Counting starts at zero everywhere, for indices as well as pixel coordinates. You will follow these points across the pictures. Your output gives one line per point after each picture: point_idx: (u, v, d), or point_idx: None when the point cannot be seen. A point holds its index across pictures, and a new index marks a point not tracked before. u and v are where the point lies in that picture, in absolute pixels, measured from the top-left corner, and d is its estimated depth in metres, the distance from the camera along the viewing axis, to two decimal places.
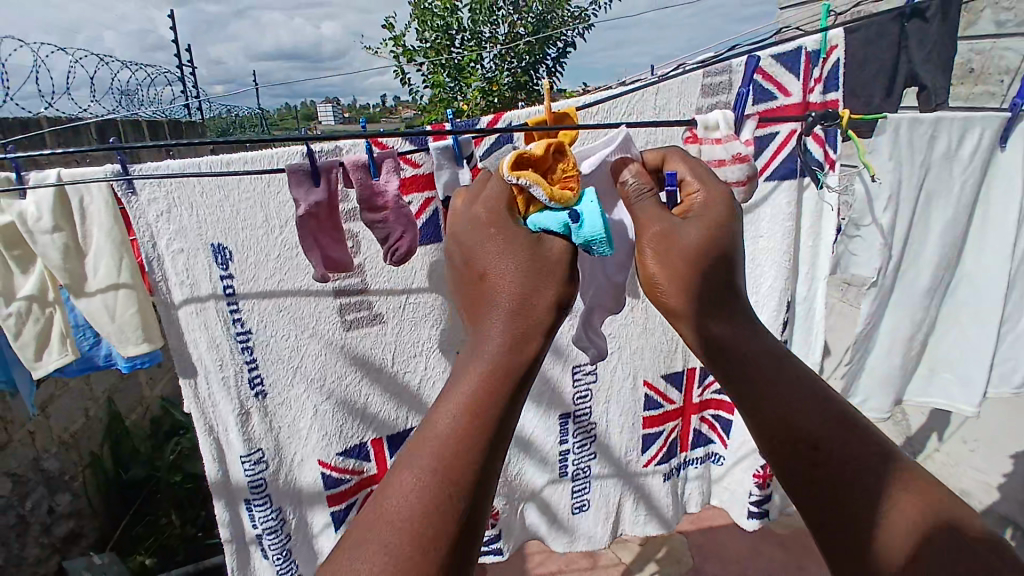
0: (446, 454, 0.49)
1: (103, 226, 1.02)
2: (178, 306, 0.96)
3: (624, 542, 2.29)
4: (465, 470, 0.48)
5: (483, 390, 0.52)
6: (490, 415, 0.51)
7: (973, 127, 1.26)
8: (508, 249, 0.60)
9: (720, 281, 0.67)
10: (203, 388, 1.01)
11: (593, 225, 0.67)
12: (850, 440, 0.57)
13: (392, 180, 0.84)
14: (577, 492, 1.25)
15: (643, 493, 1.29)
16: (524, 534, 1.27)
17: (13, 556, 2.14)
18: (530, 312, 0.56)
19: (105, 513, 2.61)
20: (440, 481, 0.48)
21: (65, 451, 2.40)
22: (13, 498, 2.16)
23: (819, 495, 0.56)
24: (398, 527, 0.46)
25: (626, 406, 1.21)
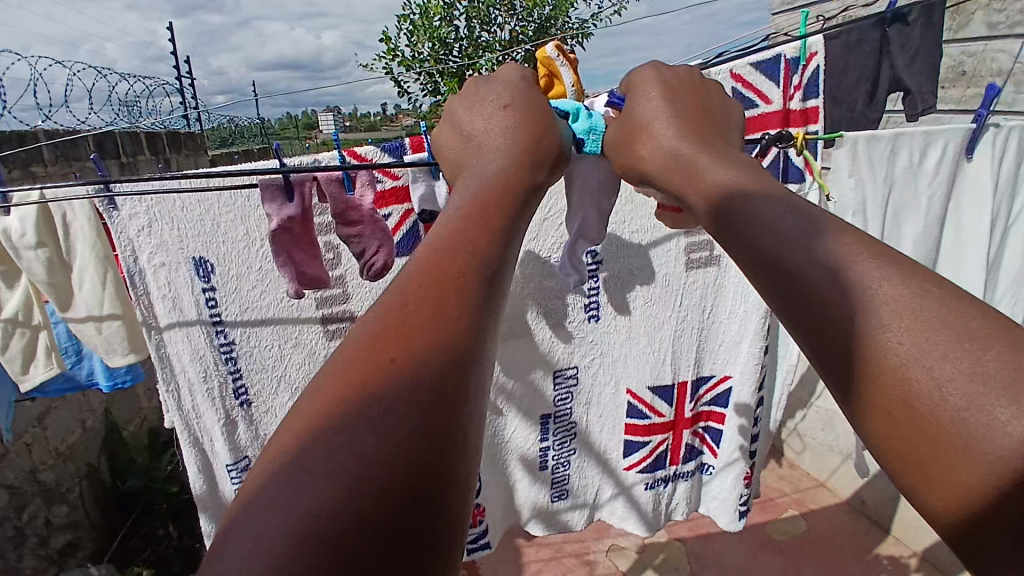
0: (446, 256, 0.44)
1: (86, 240, 1.02)
2: (163, 327, 0.97)
3: (621, 549, 2.27)
4: (479, 262, 0.44)
5: (487, 205, 0.49)
6: (500, 224, 0.48)
7: (936, 140, 1.27)
8: (519, 95, 0.65)
9: (684, 145, 0.64)
10: (187, 400, 1.01)
11: (596, 123, 0.78)
12: (864, 271, 0.43)
13: (367, 194, 0.86)
14: (555, 480, 1.25)
15: (624, 493, 1.28)
16: (504, 517, 1.26)
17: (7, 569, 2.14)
18: (536, 148, 0.59)
19: (102, 525, 2.60)
20: (445, 280, 0.42)
21: (62, 463, 2.39)
22: (9, 510, 2.15)
23: (812, 339, 0.43)
24: (395, 313, 0.41)
25: (608, 409, 1.21)
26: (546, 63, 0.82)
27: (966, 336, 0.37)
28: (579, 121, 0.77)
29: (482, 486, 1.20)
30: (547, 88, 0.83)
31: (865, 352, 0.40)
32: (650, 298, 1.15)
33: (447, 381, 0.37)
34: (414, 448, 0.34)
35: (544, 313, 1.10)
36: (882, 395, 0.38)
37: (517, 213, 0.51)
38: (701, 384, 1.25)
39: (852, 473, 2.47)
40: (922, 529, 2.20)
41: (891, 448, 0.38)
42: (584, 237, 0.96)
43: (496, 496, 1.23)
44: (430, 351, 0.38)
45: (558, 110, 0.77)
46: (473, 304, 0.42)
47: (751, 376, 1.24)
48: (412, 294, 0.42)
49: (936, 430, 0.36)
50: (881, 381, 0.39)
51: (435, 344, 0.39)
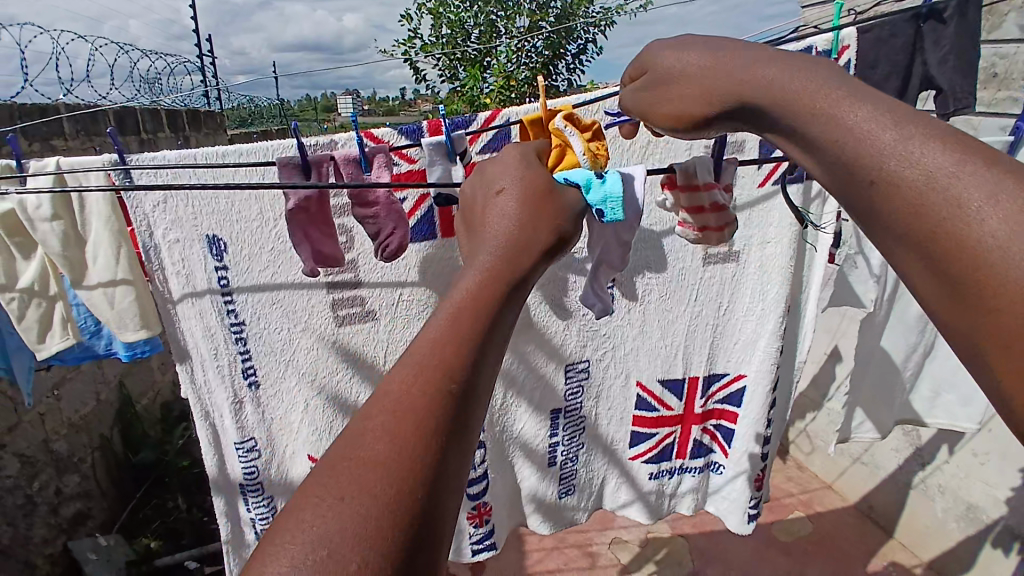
0: (424, 360, 0.46)
1: (101, 214, 1.02)
2: (176, 299, 0.96)
3: (624, 542, 2.26)
4: (481, 319, 0.49)
5: (473, 299, 0.50)
6: (483, 318, 0.49)
7: None
8: (520, 176, 0.63)
9: (732, 72, 0.61)
10: (199, 376, 1.01)
11: (611, 189, 0.71)
12: (983, 198, 0.41)
13: (383, 175, 0.83)
14: (564, 476, 1.24)
15: (628, 477, 1.27)
16: (511, 519, 1.26)
17: (18, 537, 2.11)
18: (532, 232, 0.58)
19: (113, 495, 2.63)
20: (422, 385, 0.44)
21: (74, 434, 2.43)
22: (22, 478, 2.16)
23: (942, 275, 0.43)
24: (406, 374, 0.45)
25: (617, 402, 1.20)
26: (557, 135, 0.77)
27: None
28: (592, 191, 0.71)
29: (488, 484, 1.20)
30: (559, 161, 0.76)
31: (984, 285, 0.40)
32: (665, 293, 1.13)
33: (418, 490, 0.40)
34: (383, 556, 0.37)
35: (546, 298, 1.07)
36: (1011, 326, 0.39)
37: (505, 302, 0.52)
38: (713, 381, 1.23)
39: (860, 477, 2.44)
40: (930, 536, 2.17)
41: (1006, 377, 0.40)
42: (606, 262, 0.92)
43: (504, 486, 1.22)
44: (402, 460, 0.40)
45: (568, 182, 0.70)
46: (447, 409, 0.44)
47: (766, 376, 1.21)
48: (390, 401, 0.44)
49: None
50: (1000, 317, 0.40)
51: (409, 451, 0.41)
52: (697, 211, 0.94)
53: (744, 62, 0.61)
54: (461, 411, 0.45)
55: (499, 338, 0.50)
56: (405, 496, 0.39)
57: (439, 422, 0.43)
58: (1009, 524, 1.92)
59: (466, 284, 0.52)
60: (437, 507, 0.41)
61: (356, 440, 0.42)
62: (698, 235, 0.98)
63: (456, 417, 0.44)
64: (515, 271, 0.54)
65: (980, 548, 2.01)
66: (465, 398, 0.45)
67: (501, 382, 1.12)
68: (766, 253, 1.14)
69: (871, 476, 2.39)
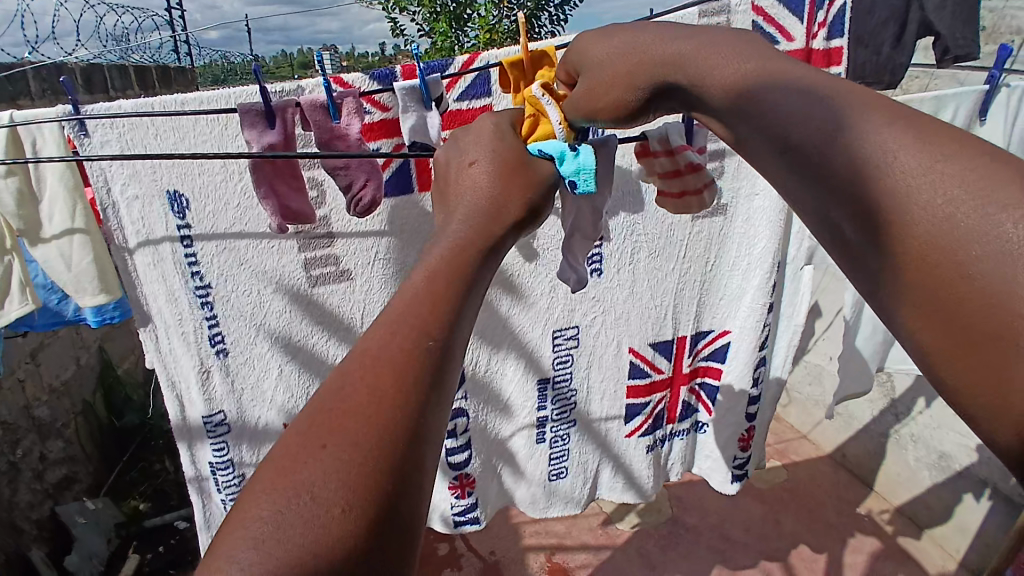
0: (396, 320, 0.42)
1: (56, 171, 0.96)
2: (133, 249, 0.91)
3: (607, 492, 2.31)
4: (452, 287, 0.45)
5: (447, 260, 0.47)
6: (458, 278, 0.46)
7: (946, 104, 1.22)
8: (492, 146, 0.60)
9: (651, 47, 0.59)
10: (164, 343, 0.98)
11: (585, 161, 0.67)
12: (894, 147, 0.40)
13: (354, 122, 0.78)
14: (555, 457, 1.24)
15: (622, 466, 1.28)
16: (501, 499, 1.27)
17: (3, 502, 2.07)
18: (504, 201, 0.55)
19: (99, 457, 2.60)
20: (397, 345, 0.41)
21: (56, 400, 2.38)
22: (4, 444, 2.10)
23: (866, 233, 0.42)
24: (364, 352, 0.41)
25: (609, 373, 1.19)
26: (532, 103, 0.69)
27: (1007, 198, 0.35)
28: (566, 163, 0.66)
29: (473, 454, 1.19)
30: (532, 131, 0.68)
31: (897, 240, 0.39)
32: (654, 251, 1.10)
33: (397, 449, 0.37)
34: (363, 512, 0.34)
35: (527, 258, 1.04)
36: (922, 281, 0.38)
37: (475, 273, 0.48)
38: (700, 339, 1.22)
39: (836, 427, 2.51)
40: (902, 483, 2.25)
41: (929, 343, 0.38)
42: (579, 231, 0.88)
43: (491, 454, 1.21)
44: (381, 418, 0.38)
45: (542, 155, 0.65)
46: (423, 370, 0.41)
47: (752, 331, 1.21)
48: (363, 361, 0.40)
49: (988, 311, 0.34)
50: (914, 273, 0.38)
51: (385, 409, 0.38)
52: (675, 175, 0.91)
53: (660, 41, 0.59)
54: (438, 370, 0.42)
55: (475, 302, 0.47)
56: (385, 452, 0.37)
57: (418, 380, 0.40)
58: (979, 471, 1.99)
59: (438, 247, 0.49)
60: (417, 466, 0.38)
61: (329, 402, 0.39)
62: (679, 203, 0.94)
63: (434, 375, 0.41)
64: (488, 238, 0.51)
65: (951, 495, 2.09)
66: (444, 358, 0.42)
67: (483, 344, 1.10)
68: (753, 206, 1.12)
69: (846, 426, 2.46)
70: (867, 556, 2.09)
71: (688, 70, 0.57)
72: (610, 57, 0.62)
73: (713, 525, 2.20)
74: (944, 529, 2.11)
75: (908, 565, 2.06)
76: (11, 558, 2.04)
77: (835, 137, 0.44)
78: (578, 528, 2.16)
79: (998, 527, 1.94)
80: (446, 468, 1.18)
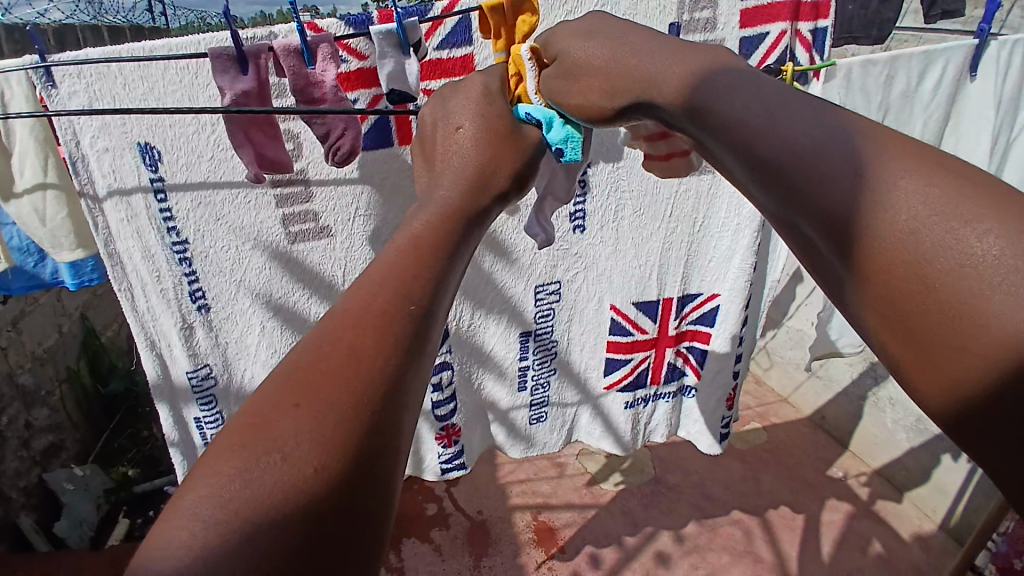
0: (378, 279, 0.42)
1: (26, 124, 0.92)
2: (102, 199, 0.87)
3: (591, 454, 2.35)
4: (435, 254, 0.45)
5: (437, 226, 0.47)
6: (443, 242, 0.46)
7: (936, 60, 1.21)
8: (481, 110, 0.60)
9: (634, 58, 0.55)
10: (141, 300, 0.95)
11: (573, 129, 0.65)
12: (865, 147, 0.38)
13: (329, 69, 0.76)
14: (534, 404, 1.25)
15: (603, 414, 1.30)
16: (483, 441, 1.28)
17: None
18: (495, 170, 0.56)
19: (85, 425, 2.59)
20: (380, 302, 0.40)
21: (39, 367, 2.34)
22: None
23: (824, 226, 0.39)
24: (342, 312, 0.40)
25: (590, 327, 1.19)
26: (516, 61, 0.68)
27: (966, 211, 0.34)
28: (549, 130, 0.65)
29: (457, 407, 1.20)
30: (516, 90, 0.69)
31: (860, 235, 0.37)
32: (639, 209, 1.09)
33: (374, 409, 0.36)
34: (336, 470, 0.34)
35: (513, 216, 1.03)
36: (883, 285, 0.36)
37: (460, 241, 0.48)
38: (688, 302, 1.22)
39: (815, 390, 2.58)
40: (879, 445, 2.32)
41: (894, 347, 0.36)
42: (551, 193, 0.87)
43: (476, 409, 1.23)
44: (362, 379, 0.37)
45: (526, 120, 0.65)
46: (403, 333, 0.40)
47: (740, 294, 1.22)
48: (343, 319, 0.39)
49: (943, 322, 0.33)
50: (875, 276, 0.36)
51: (364, 368, 0.37)
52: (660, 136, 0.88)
53: (644, 54, 0.54)
54: (420, 331, 0.41)
55: (459, 270, 0.47)
56: (359, 412, 0.36)
57: (399, 339, 0.39)
58: None
59: (427, 213, 0.48)
60: (391, 424, 0.37)
61: (304, 360, 0.37)
62: (664, 164, 0.91)
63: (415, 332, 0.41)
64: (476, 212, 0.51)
65: (928, 457, 2.15)
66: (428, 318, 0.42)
67: (466, 300, 1.09)
68: None
69: (825, 389, 2.53)
70: (844, 514, 2.16)
71: (657, 90, 0.52)
72: (590, 60, 0.59)
73: (696, 485, 2.26)
74: (920, 489, 2.18)
75: (880, 522, 2.14)
76: None
77: (796, 170, 0.40)
78: (563, 488, 2.20)
79: (973, 487, 2.01)
80: (430, 418, 1.19)
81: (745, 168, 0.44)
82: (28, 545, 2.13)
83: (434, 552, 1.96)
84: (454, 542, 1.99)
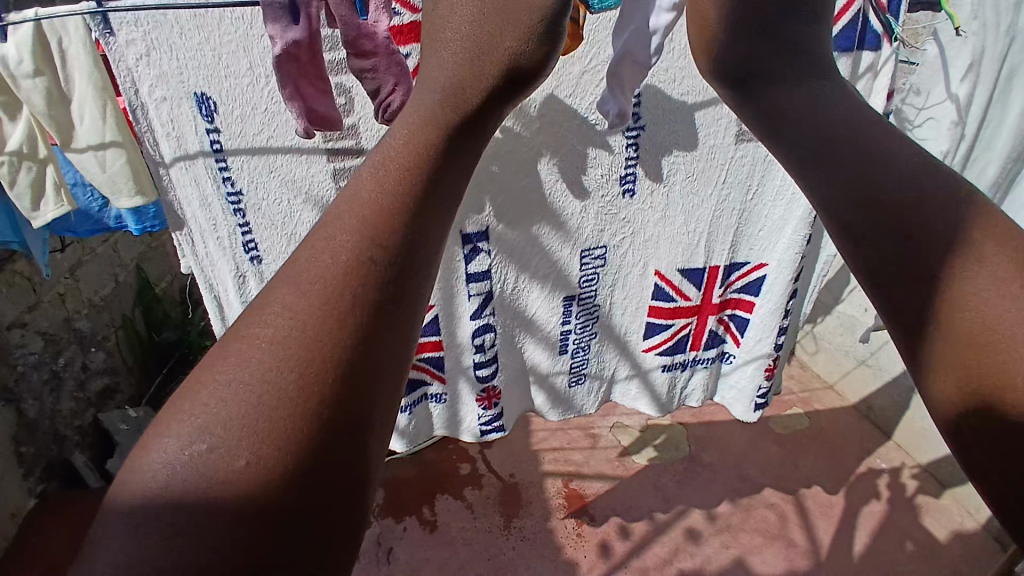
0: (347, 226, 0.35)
1: (84, 71, 0.93)
2: (168, 163, 0.91)
3: (625, 427, 2.33)
4: (407, 189, 0.37)
5: (414, 147, 0.39)
6: (421, 170, 0.38)
7: None
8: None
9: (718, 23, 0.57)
10: (200, 247, 0.99)
11: None
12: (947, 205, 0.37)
13: (382, 20, 0.74)
14: (575, 366, 1.24)
15: (643, 380, 1.28)
16: (521, 403, 1.28)
17: (46, 410, 2.20)
18: (481, 66, 0.43)
19: (139, 371, 2.74)
20: (339, 252, 0.34)
21: (96, 314, 2.48)
22: (47, 354, 2.22)
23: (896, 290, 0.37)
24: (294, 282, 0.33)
25: (633, 292, 1.16)
26: None
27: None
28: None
29: (498, 369, 1.20)
30: None
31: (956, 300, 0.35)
32: (692, 171, 1.04)
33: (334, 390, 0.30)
34: (277, 475, 0.28)
35: (560, 175, 1.00)
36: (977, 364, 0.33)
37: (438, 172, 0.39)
38: (734, 270, 1.18)
39: (863, 377, 2.46)
40: (928, 439, 2.21)
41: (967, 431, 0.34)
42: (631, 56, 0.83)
43: (517, 372, 1.23)
44: (306, 353, 0.30)
45: None
46: (361, 299, 0.33)
47: (790, 265, 1.16)
48: (298, 281, 0.33)
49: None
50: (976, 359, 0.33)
51: (322, 344, 0.31)
52: None
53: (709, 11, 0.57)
54: (390, 287, 0.34)
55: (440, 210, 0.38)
56: (307, 391, 0.29)
57: (361, 298, 0.33)
58: None
59: (397, 135, 0.40)
60: (367, 407, 0.31)
61: (253, 335, 0.32)
62: None
63: (397, 292, 0.34)
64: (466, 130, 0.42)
65: None
66: (404, 266, 0.35)
67: (510, 262, 1.07)
68: None
69: (874, 377, 2.41)
70: (884, 508, 2.09)
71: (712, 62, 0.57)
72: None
73: (731, 466, 2.21)
74: (970, 489, 2.08)
75: (919, 517, 2.07)
76: (53, 461, 2.22)
77: (858, 170, 0.41)
78: (595, 459, 2.19)
79: None
80: (472, 381, 1.19)
81: (815, 188, 0.43)
82: (81, 481, 2.31)
83: (464, 510, 2.01)
84: (485, 502, 2.03)
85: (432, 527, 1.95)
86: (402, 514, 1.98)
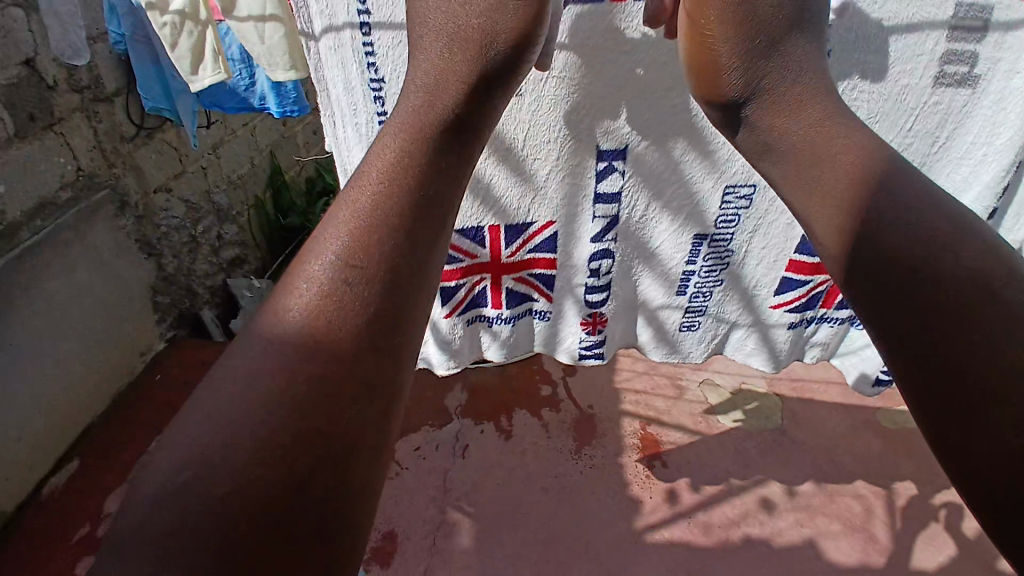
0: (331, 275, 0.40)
1: None
2: (319, 37, 0.92)
3: (716, 386, 2.23)
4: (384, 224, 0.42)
5: (394, 186, 0.44)
6: (403, 188, 0.43)
7: None
8: (464, 51, 0.50)
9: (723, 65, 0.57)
10: (340, 130, 1.00)
11: None
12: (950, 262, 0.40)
13: None
14: (691, 311, 1.16)
15: (763, 335, 1.19)
16: (626, 339, 1.21)
17: (184, 267, 2.42)
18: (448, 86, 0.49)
19: (265, 248, 3.01)
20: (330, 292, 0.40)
21: (233, 190, 2.72)
22: (188, 218, 2.43)
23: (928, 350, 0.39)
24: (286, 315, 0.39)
25: (774, 241, 1.06)
26: None
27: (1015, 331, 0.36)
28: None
29: (610, 297, 1.13)
30: None
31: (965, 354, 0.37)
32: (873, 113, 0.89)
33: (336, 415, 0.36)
34: (281, 466, 0.34)
35: None
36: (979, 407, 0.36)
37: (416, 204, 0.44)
38: None
39: None
40: None
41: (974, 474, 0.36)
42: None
43: (629, 303, 1.15)
44: (314, 385, 0.36)
45: None
46: (348, 322, 0.39)
47: None
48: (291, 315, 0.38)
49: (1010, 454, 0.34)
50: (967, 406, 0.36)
51: (318, 352, 0.37)
52: None
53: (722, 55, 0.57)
54: (372, 313, 0.40)
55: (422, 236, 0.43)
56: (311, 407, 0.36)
57: (346, 317, 0.39)
58: None
59: (361, 179, 0.44)
60: (360, 405, 0.37)
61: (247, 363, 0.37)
62: None
63: (388, 305, 0.40)
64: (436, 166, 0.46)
65: None
66: (387, 273, 0.41)
67: (642, 188, 0.99)
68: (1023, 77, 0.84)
69: None
70: None
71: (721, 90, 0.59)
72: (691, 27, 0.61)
73: (818, 450, 2.05)
74: None
75: None
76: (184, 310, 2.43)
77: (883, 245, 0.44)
78: (677, 411, 2.12)
79: None
80: (581, 304, 1.13)
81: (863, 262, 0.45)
82: (206, 333, 2.52)
83: (538, 427, 1.99)
84: (560, 425, 1.99)
85: (505, 436, 1.96)
86: (481, 419, 1.99)
